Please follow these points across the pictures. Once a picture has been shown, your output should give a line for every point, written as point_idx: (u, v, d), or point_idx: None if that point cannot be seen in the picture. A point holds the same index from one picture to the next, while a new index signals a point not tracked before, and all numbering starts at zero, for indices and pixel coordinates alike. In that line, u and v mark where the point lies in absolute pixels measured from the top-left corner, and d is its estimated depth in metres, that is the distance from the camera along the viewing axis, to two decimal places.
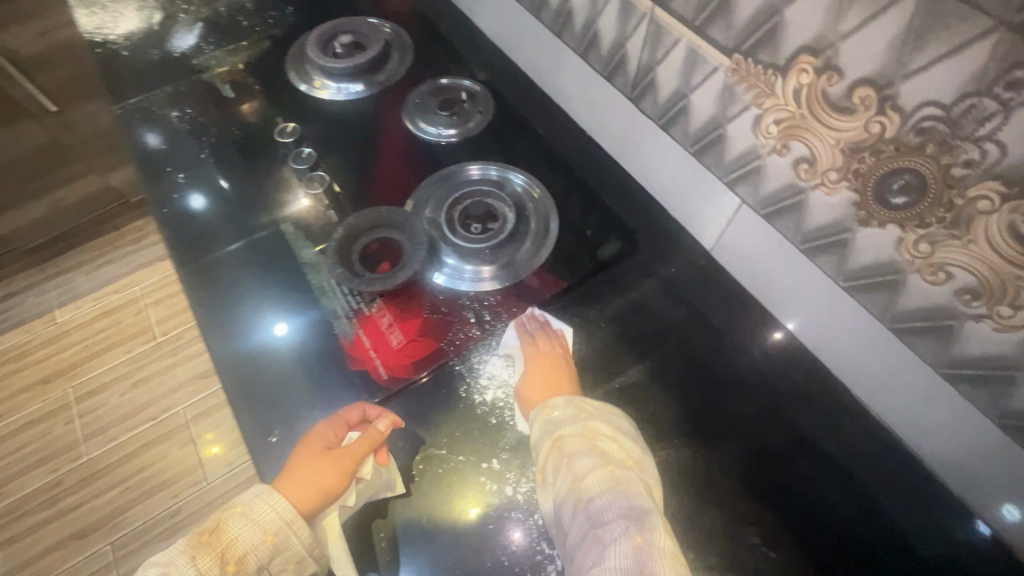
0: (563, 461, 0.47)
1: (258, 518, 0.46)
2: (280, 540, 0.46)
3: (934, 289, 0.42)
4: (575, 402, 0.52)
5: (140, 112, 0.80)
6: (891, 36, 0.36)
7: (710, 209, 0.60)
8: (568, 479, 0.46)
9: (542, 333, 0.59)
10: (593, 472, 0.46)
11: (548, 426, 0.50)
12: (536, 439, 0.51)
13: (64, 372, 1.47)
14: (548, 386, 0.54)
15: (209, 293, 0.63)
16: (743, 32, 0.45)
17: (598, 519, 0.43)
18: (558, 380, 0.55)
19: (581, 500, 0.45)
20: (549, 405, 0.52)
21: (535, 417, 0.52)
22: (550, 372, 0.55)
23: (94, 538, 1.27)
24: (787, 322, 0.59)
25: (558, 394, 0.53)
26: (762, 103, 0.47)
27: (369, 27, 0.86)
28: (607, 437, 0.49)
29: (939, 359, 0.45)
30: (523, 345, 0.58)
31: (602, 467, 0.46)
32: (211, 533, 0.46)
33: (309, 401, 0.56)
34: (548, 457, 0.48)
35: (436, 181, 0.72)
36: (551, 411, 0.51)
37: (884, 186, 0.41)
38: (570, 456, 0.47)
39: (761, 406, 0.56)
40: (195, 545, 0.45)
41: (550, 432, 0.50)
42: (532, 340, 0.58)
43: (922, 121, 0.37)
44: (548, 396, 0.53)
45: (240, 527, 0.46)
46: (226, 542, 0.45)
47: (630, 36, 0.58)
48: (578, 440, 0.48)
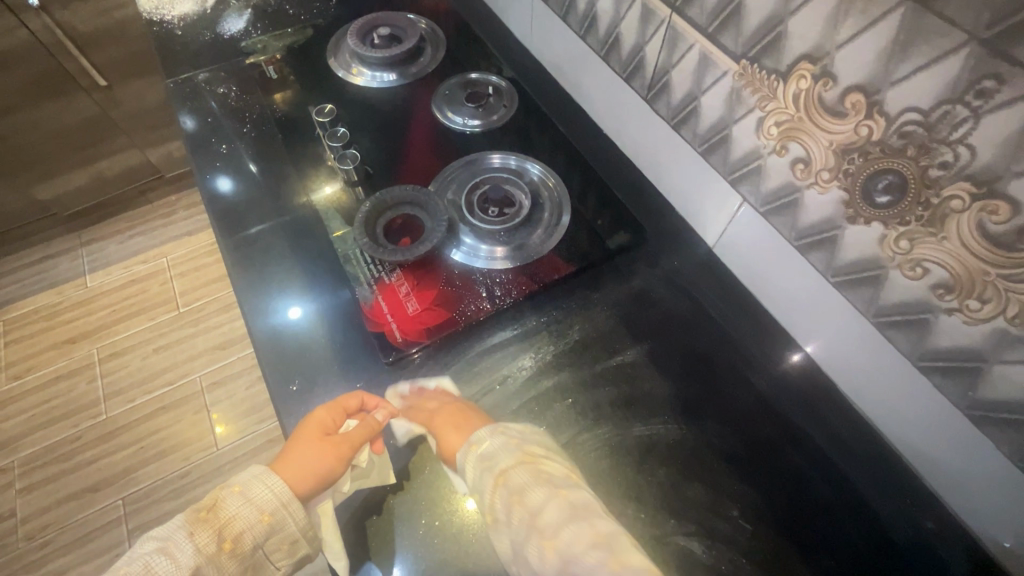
0: (514, 499, 0.46)
1: (255, 498, 0.48)
2: (276, 521, 0.48)
3: (912, 284, 0.46)
4: (498, 431, 0.51)
5: (189, 87, 0.86)
6: (879, 47, 0.40)
7: (715, 207, 0.64)
8: (526, 517, 0.45)
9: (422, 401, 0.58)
10: (548, 503, 0.45)
11: (481, 463, 0.49)
12: (474, 482, 0.49)
13: (91, 333, 1.54)
14: (460, 428, 0.53)
15: (245, 254, 0.69)
16: (751, 39, 0.49)
17: (569, 558, 0.42)
18: (472, 421, 0.54)
19: (545, 540, 0.44)
20: (473, 442, 0.51)
21: (463, 461, 0.50)
22: (463, 412, 0.55)
23: (108, 492, 1.33)
24: (808, 348, 0.60)
25: (476, 431, 0.52)
26: (765, 106, 0.51)
27: (406, 22, 0.91)
28: (546, 459, 0.49)
29: (916, 350, 0.48)
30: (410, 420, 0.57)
31: (556, 494, 0.46)
32: (209, 511, 0.47)
33: (331, 360, 0.61)
34: (496, 496, 0.47)
35: (460, 166, 0.76)
36: (479, 448, 0.50)
37: (870, 186, 0.45)
38: (520, 490, 0.46)
39: (751, 393, 0.60)
40: (192, 521, 0.46)
41: (488, 469, 0.49)
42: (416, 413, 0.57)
43: (904, 125, 0.40)
44: (464, 437, 0.52)
45: (239, 505, 0.47)
46: (224, 520, 0.46)
47: (648, 40, 0.62)
48: (521, 469, 0.47)
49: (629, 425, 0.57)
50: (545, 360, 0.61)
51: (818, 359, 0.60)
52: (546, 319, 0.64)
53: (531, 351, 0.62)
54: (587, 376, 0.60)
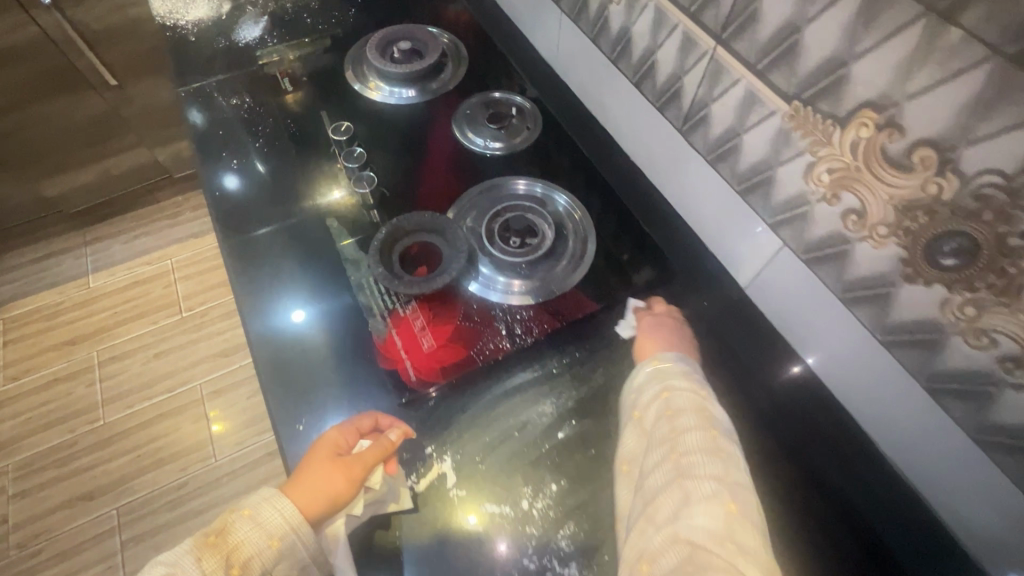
0: (668, 412, 0.50)
1: (264, 521, 0.46)
2: (285, 546, 0.46)
3: (976, 353, 0.42)
4: (684, 360, 0.56)
5: (201, 96, 0.83)
6: (959, 102, 0.36)
7: (751, 248, 0.60)
8: (669, 429, 0.49)
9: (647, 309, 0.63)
10: (693, 430, 0.48)
11: (657, 374, 0.55)
12: (643, 382, 0.55)
13: (92, 335, 1.51)
14: (669, 339, 0.59)
15: (254, 278, 0.65)
16: (806, 80, 0.46)
17: (687, 470, 0.45)
18: (678, 343, 0.59)
19: (674, 453, 0.47)
20: (660, 355, 0.57)
21: (644, 364, 0.57)
22: (668, 329, 0.61)
23: (103, 501, 1.30)
24: (808, 358, 0.59)
25: (671, 351, 0.58)
26: (817, 151, 0.47)
27: (428, 35, 0.88)
28: (714, 404, 0.52)
29: (973, 423, 0.45)
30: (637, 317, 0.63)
31: (705, 428, 0.48)
32: (218, 536, 0.45)
33: (333, 377, 0.58)
34: (656, 403, 0.52)
35: (481, 192, 0.73)
36: (664, 362, 0.56)
37: (935, 247, 0.41)
38: (676, 409, 0.50)
39: (781, 442, 0.56)
40: (199, 546, 0.44)
41: (660, 381, 0.54)
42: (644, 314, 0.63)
43: (981, 188, 0.37)
44: (661, 349, 0.58)
45: (248, 530, 0.45)
46: (232, 546, 0.44)
47: (688, 70, 0.59)
48: (688, 394, 0.52)
49: None
50: (567, 406, 0.58)
51: (817, 370, 0.58)
52: (567, 361, 0.61)
53: (551, 395, 0.58)
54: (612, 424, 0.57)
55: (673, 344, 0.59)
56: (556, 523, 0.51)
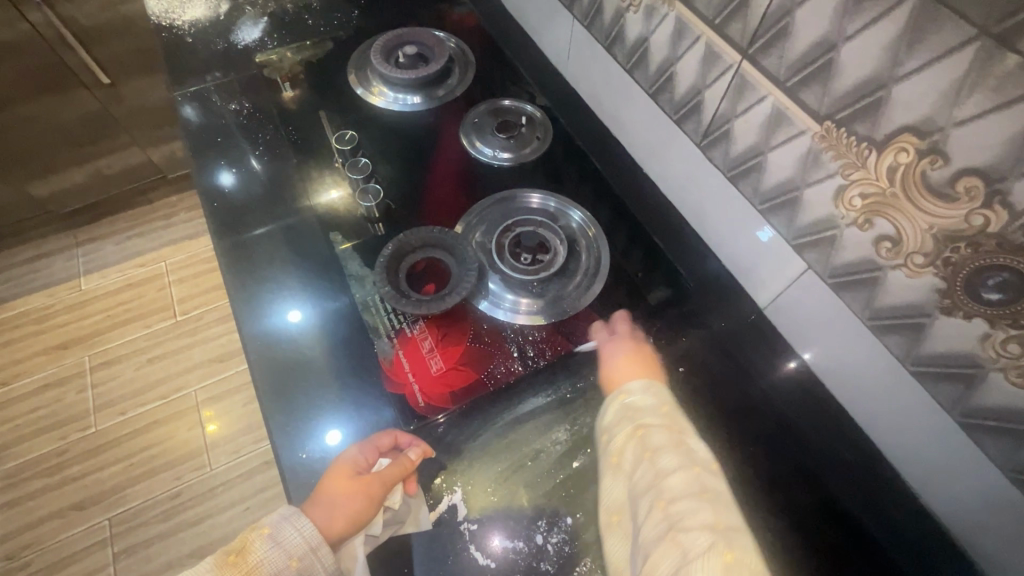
0: (646, 453, 0.47)
1: (285, 540, 0.46)
2: (304, 565, 0.46)
3: (1018, 391, 0.40)
4: (652, 388, 0.53)
5: (198, 100, 0.80)
6: (1012, 131, 0.34)
7: (772, 268, 0.58)
8: (649, 473, 0.46)
9: (620, 334, 0.60)
10: (676, 473, 0.45)
11: (625, 411, 0.52)
12: (612, 421, 0.52)
13: (84, 339, 1.48)
14: (634, 367, 0.56)
15: (254, 295, 0.62)
16: (840, 101, 0.43)
17: (679, 521, 0.42)
18: (648, 368, 0.57)
19: (661, 501, 0.44)
20: (627, 387, 0.54)
21: (611, 399, 0.54)
22: (636, 354, 0.58)
23: (95, 510, 1.27)
24: (803, 352, 0.58)
25: (636, 379, 0.55)
26: (849, 174, 0.45)
27: (434, 40, 0.85)
28: (691, 435, 0.49)
29: (1010, 462, 0.43)
30: (601, 344, 0.59)
31: (688, 468, 0.46)
32: (238, 554, 0.45)
33: (334, 398, 0.56)
34: (629, 444, 0.49)
35: (491, 205, 0.71)
36: (630, 395, 0.53)
37: (977, 280, 0.39)
38: (653, 450, 0.47)
39: (795, 467, 0.55)
40: (221, 565, 0.44)
41: (631, 419, 0.51)
42: (614, 340, 0.59)
43: None
44: (626, 380, 0.55)
45: (267, 550, 0.45)
46: (251, 564, 0.44)
47: (710, 84, 0.56)
48: (663, 431, 0.49)
49: None
50: (581, 433, 0.56)
51: (813, 365, 0.57)
52: (582, 385, 0.58)
53: (564, 422, 0.56)
54: None
55: (640, 369, 0.56)
56: (571, 559, 0.49)
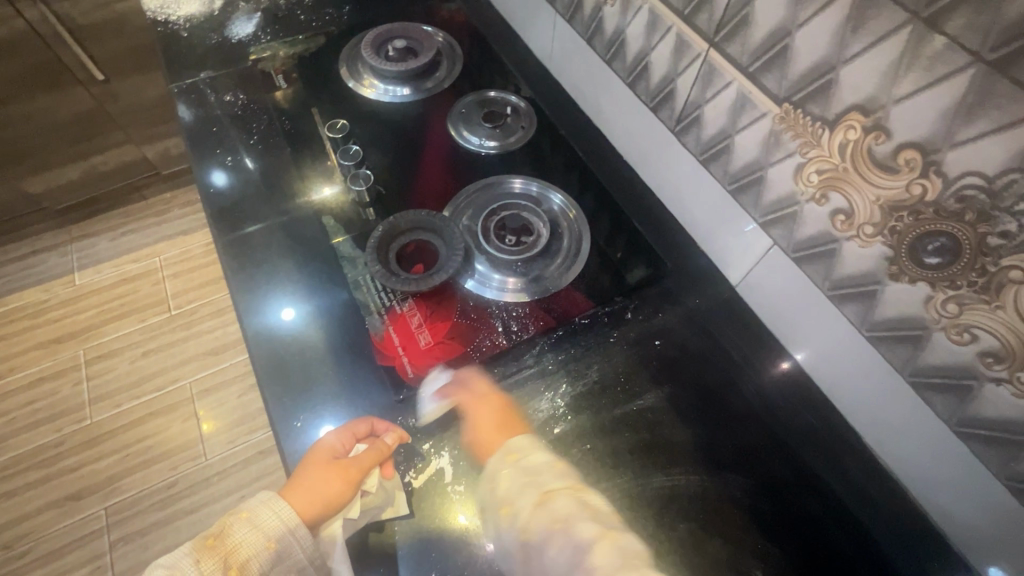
0: (558, 525, 0.47)
1: (261, 523, 0.50)
2: (282, 547, 0.50)
3: (957, 349, 0.44)
4: (539, 445, 0.54)
5: (194, 92, 0.83)
6: (944, 106, 0.38)
7: (741, 246, 0.61)
8: (570, 550, 0.46)
9: (470, 382, 0.58)
10: (595, 544, 0.45)
11: (520, 476, 0.51)
12: (507, 493, 0.50)
13: (78, 334, 1.49)
14: (498, 426, 0.56)
15: (250, 277, 0.65)
16: (796, 83, 0.47)
17: None
18: (512, 424, 0.56)
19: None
20: (510, 448, 0.53)
21: (496, 467, 0.52)
22: (496, 412, 0.57)
23: (91, 501, 1.28)
24: (797, 355, 0.60)
25: (514, 435, 0.55)
26: (806, 152, 0.48)
27: (422, 34, 0.89)
28: (593, 492, 0.50)
29: (955, 417, 0.46)
30: (463, 400, 0.57)
31: (602, 534, 0.46)
32: (217, 538, 0.50)
33: (327, 372, 0.59)
34: (535, 515, 0.48)
35: (477, 191, 0.74)
36: (521, 459, 0.52)
37: (919, 245, 0.43)
38: (565, 519, 0.47)
39: (768, 438, 0.58)
40: (200, 548, 0.49)
41: (533, 486, 0.50)
42: (474, 395, 0.58)
43: (963, 189, 0.38)
44: (502, 439, 0.55)
45: (245, 532, 0.49)
46: (229, 546, 0.49)
47: (681, 72, 0.60)
48: (569, 496, 0.49)
49: (649, 476, 0.55)
50: (563, 402, 0.59)
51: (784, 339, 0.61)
52: (563, 357, 0.61)
53: (546, 391, 0.59)
54: (606, 420, 0.58)
55: (504, 430, 0.55)
56: None
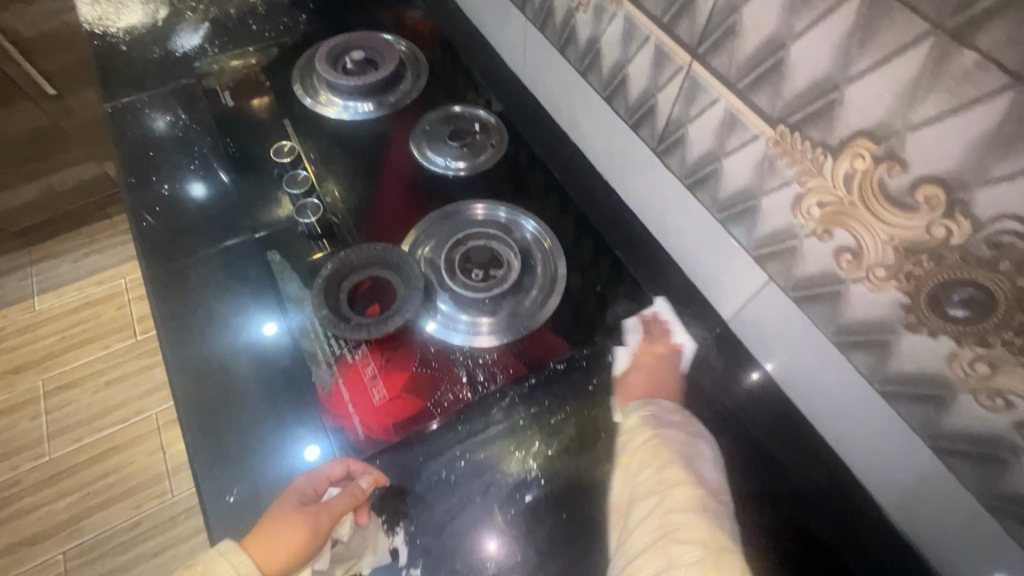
0: (656, 461, 0.46)
1: None
2: None
3: (988, 415, 0.37)
4: (681, 415, 0.52)
5: (131, 112, 0.75)
6: (974, 135, 0.31)
7: (733, 280, 0.55)
8: (654, 480, 0.45)
9: (659, 337, 0.58)
10: (681, 485, 0.44)
11: (648, 419, 0.50)
12: (633, 425, 0.50)
13: (37, 363, 1.41)
14: (658, 385, 0.54)
15: (182, 325, 0.58)
16: (792, 103, 0.40)
17: (672, 530, 0.41)
18: (667, 389, 0.54)
19: (660, 510, 0.43)
20: (653, 403, 0.51)
21: (634, 409, 0.51)
22: (655, 371, 0.55)
23: (49, 545, 1.20)
24: (765, 363, 0.55)
25: (664, 396, 0.53)
26: (806, 182, 0.42)
27: (383, 44, 0.82)
28: (705, 461, 0.48)
29: (985, 488, 0.40)
30: (640, 343, 0.58)
31: (698, 486, 0.44)
32: None
33: (267, 434, 0.52)
34: (643, 446, 0.48)
35: (440, 218, 0.67)
36: (655, 409, 0.51)
37: (940, 295, 0.36)
38: (665, 458, 0.46)
39: (766, 493, 0.51)
40: None
41: (650, 425, 0.49)
42: (649, 342, 0.58)
43: (997, 235, 0.32)
44: (655, 393, 0.53)
45: None
46: None
47: (662, 87, 0.53)
48: (679, 445, 0.48)
49: None
50: (537, 463, 0.52)
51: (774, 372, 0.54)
52: (535, 410, 0.54)
53: (516, 451, 0.52)
54: (585, 482, 0.51)
55: (659, 391, 0.54)
56: None
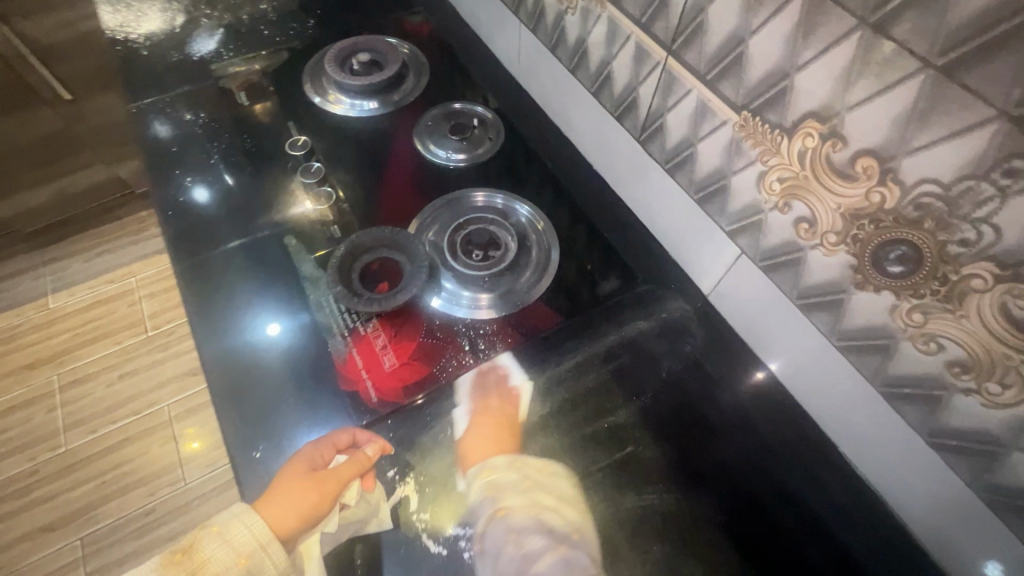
0: (510, 538, 0.47)
1: (232, 538, 0.45)
2: (252, 564, 0.45)
3: (925, 358, 0.42)
4: (518, 464, 0.52)
5: (153, 112, 0.81)
6: (897, 112, 0.36)
7: (710, 256, 0.60)
8: (518, 560, 0.46)
9: (495, 390, 0.58)
10: (544, 554, 0.46)
11: (489, 491, 0.51)
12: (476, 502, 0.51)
13: (52, 358, 1.46)
14: (488, 442, 0.55)
15: (208, 302, 0.63)
16: (753, 90, 0.46)
17: None
18: (503, 438, 0.55)
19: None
20: (488, 466, 0.52)
21: (474, 477, 0.52)
22: (487, 429, 0.55)
23: (66, 531, 1.25)
24: (771, 364, 0.58)
25: (499, 453, 0.54)
26: (767, 161, 0.48)
27: (387, 47, 0.87)
28: (551, 509, 0.49)
29: (926, 427, 0.45)
30: (473, 401, 0.57)
31: (553, 547, 0.47)
32: (186, 552, 0.45)
33: (288, 398, 0.57)
34: (490, 525, 0.49)
35: (442, 205, 0.72)
36: (495, 475, 0.51)
37: (881, 254, 0.42)
38: (517, 532, 0.47)
39: (745, 454, 0.57)
40: (167, 564, 0.44)
41: (491, 501, 0.50)
42: (483, 396, 0.57)
43: (921, 197, 0.37)
44: (488, 454, 0.54)
45: (215, 547, 0.45)
46: (199, 562, 0.44)
47: (642, 81, 0.59)
48: (521, 511, 0.49)
49: (622, 497, 0.54)
50: (533, 421, 0.58)
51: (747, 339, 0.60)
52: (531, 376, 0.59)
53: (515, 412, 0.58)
54: (576, 439, 0.57)
55: (495, 449, 0.54)
56: None
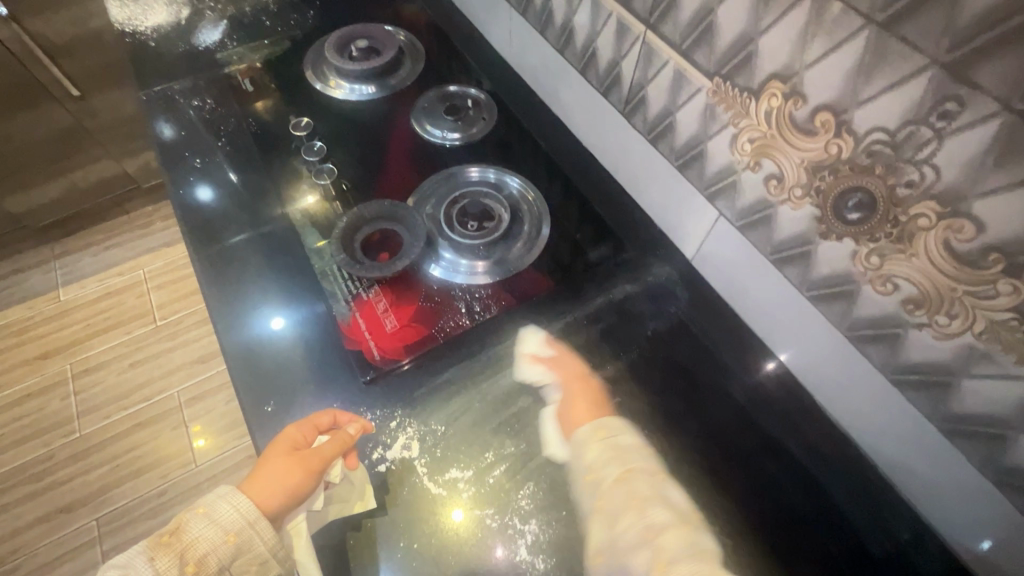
0: (634, 501, 0.48)
1: (219, 517, 0.47)
2: (242, 540, 0.47)
3: (884, 299, 0.46)
4: (634, 429, 0.56)
5: (162, 100, 0.84)
6: (848, 67, 0.40)
7: (692, 220, 0.64)
8: (641, 527, 0.47)
9: (556, 358, 0.61)
10: (668, 528, 0.47)
11: (609, 449, 0.53)
12: (595, 460, 0.52)
13: (65, 348, 1.50)
14: (588, 404, 0.57)
15: (219, 271, 0.66)
16: (723, 57, 0.50)
17: None
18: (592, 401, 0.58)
19: (659, 557, 0.45)
20: (602, 424, 0.55)
21: (587, 433, 0.54)
22: (576, 391, 0.58)
23: (81, 512, 1.29)
24: (782, 355, 0.60)
25: (604, 415, 0.56)
26: (738, 123, 0.51)
27: (385, 34, 0.91)
28: (670, 485, 0.52)
29: (889, 364, 0.48)
30: (553, 370, 0.60)
31: (678, 524, 0.48)
32: (172, 535, 0.47)
33: (297, 357, 0.60)
34: (615, 487, 0.50)
35: (438, 181, 0.76)
36: (612, 436, 0.54)
37: (840, 203, 0.45)
38: (642, 498, 0.49)
39: (734, 407, 0.60)
40: (154, 546, 0.46)
41: (619, 462, 0.52)
42: (554, 365, 0.60)
43: (871, 144, 0.41)
44: (594, 414, 0.56)
45: (202, 527, 0.47)
46: (186, 543, 0.46)
47: (624, 55, 0.62)
48: (648, 480, 0.51)
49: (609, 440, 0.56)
50: (526, 377, 0.61)
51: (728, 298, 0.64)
52: (522, 336, 0.63)
53: (508, 367, 0.61)
54: None
55: (596, 407, 0.57)
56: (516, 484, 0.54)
